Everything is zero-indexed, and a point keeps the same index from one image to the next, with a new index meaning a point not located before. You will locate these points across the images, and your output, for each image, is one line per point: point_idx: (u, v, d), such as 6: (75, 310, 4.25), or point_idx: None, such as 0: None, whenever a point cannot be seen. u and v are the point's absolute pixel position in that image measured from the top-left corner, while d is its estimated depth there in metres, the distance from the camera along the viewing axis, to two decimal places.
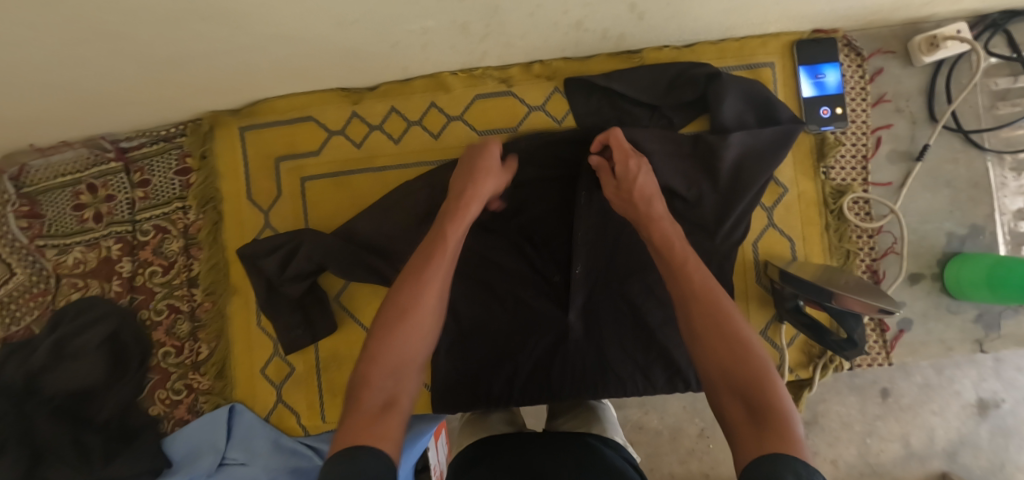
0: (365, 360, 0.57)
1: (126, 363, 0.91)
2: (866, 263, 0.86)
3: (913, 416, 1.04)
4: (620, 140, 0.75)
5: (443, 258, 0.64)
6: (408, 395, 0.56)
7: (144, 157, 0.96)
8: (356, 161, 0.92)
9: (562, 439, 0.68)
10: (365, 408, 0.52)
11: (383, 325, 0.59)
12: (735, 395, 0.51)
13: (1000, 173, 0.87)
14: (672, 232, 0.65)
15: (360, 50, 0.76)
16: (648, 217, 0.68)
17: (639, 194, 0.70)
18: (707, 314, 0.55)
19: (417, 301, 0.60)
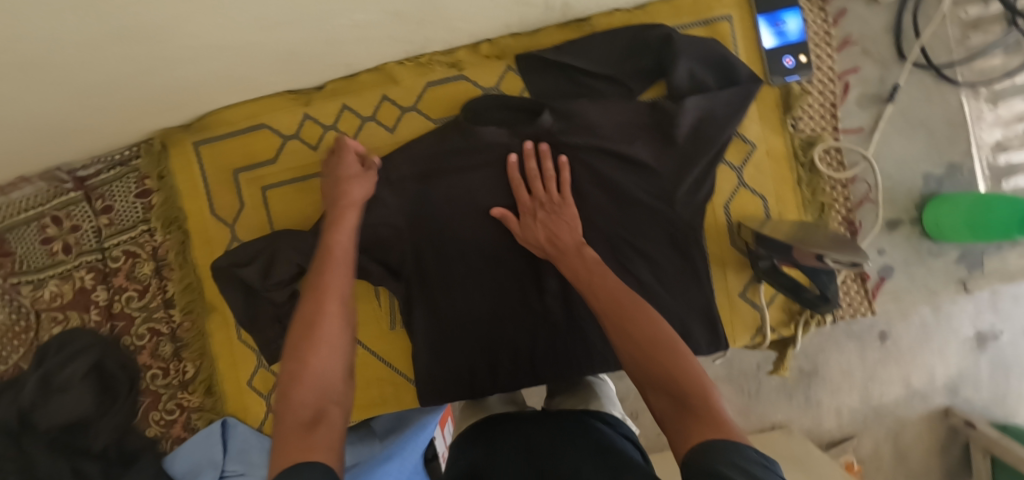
0: (281, 386, 0.53)
1: (114, 390, 0.91)
2: (841, 214, 0.84)
3: (912, 356, 1.14)
4: (522, 192, 0.80)
5: (333, 275, 0.63)
6: (335, 405, 0.53)
7: (102, 184, 0.94)
8: (315, 165, 0.90)
9: (563, 417, 0.67)
10: (291, 426, 0.49)
11: (292, 337, 0.57)
12: (658, 388, 0.51)
13: (974, 106, 0.85)
14: (585, 268, 0.69)
15: (296, 51, 0.73)
16: (563, 251, 0.73)
17: (546, 239, 0.76)
18: (619, 323, 0.57)
19: (325, 311, 0.58)
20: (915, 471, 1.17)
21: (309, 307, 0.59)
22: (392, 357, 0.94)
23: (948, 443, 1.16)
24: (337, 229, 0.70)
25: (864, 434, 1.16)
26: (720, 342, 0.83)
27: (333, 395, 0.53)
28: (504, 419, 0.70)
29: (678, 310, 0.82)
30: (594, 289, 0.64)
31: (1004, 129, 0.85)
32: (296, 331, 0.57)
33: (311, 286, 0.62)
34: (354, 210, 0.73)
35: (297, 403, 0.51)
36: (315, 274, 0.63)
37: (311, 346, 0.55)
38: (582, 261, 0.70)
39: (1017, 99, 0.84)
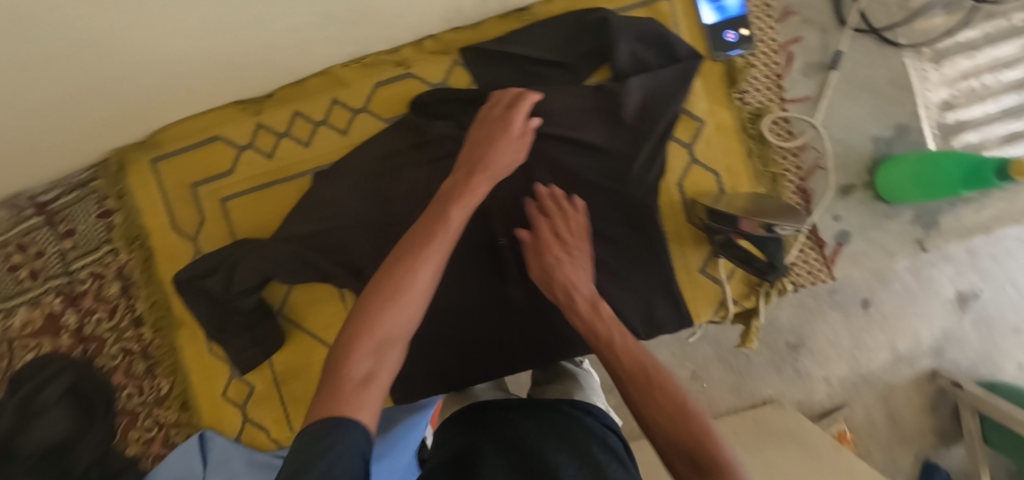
0: (347, 332, 0.51)
1: (92, 413, 0.92)
2: (795, 183, 0.85)
3: (897, 322, 1.21)
4: (539, 228, 0.75)
5: (441, 238, 0.58)
6: (392, 367, 0.51)
7: (64, 207, 0.94)
8: (271, 173, 0.90)
9: (552, 409, 0.67)
10: (346, 378, 0.47)
11: (371, 289, 0.54)
12: (685, 460, 0.50)
13: (918, 67, 0.86)
14: (600, 321, 0.65)
15: (236, 59, 0.73)
16: (570, 308, 0.68)
17: (560, 284, 0.70)
18: (643, 388, 0.55)
19: (418, 275, 0.54)
20: (907, 435, 1.20)
21: (406, 262, 0.55)
22: None
23: (936, 405, 1.20)
24: (476, 186, 0.65)
25: (855, 402, 1.21)
26: (683, 319, 0.83)
27: (394, 356, 0.52)
28: (493, 404, 0.70)
29: (637, 288, 0.83)
30: (613, 350, 0.61)
31: (950, 87, 0.86)
32: (380, 281, 0.54)
33: (414, 243, 0.57)
34: (487, 176, 0.67)
35: (355, 359, 0.49)
36: (420, 232, 0.59)
37: (388, 301, 0.52)
38: (595, 315, 0.65)
39: (959, 56, 0.85)
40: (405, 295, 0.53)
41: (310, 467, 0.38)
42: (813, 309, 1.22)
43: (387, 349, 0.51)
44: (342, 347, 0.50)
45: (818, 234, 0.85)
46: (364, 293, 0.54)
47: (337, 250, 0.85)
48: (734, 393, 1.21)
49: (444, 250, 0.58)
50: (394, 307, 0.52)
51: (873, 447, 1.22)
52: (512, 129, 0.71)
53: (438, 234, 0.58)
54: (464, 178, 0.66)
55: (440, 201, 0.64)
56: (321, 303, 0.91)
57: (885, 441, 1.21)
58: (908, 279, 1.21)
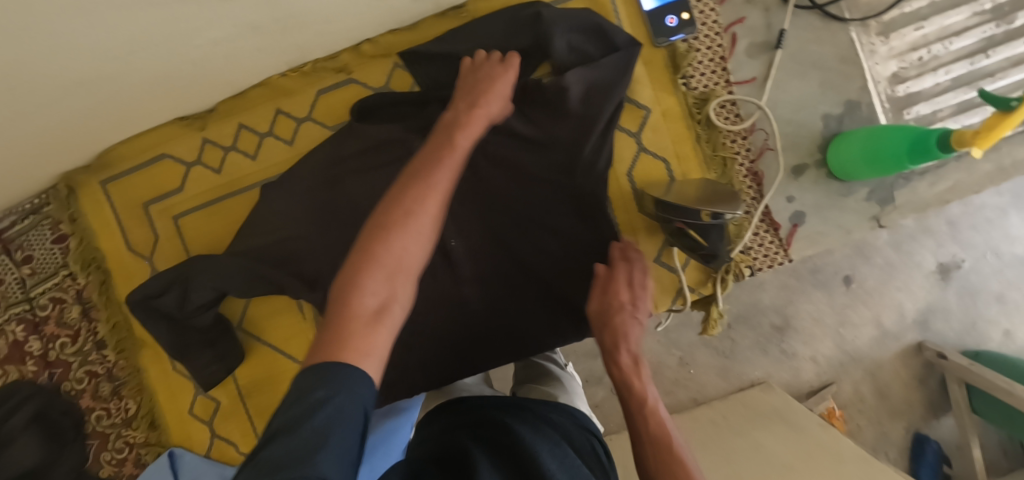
0: (354, 261, 0.49)
1: (62, 436, 0.93)
2: (745, 166, 0.84)
3: (880, 296, 1.22)
4: (616, 269, 0.75)
5: (447, 164, 0.57)
6: (402, 301, 0.49)
7: (19, 234, 0.93)
8: (221, 187, 0.90)
9: (545, 414, 0.65)
10: (355, 311, 0.45)
11: (377, 219, 0.52)
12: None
13: (866, 41, 0.84)
14: (637, 377, 0.65)
15: (165, 76, 0.72)
16: (614, 347, 0.69)
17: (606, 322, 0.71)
18: (659, 447, 0.56)
19: (425, 204, 0.53)
20: (895, 406, 1.24)
21: (412, 188, 0.54)
22: None
23: (924, 376, 1.23)
24: (471, 123, 0.63)
25: (843, 379, 1.24)
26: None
27: (405, 286, 0.50)
28: (482, 401, 0.70)
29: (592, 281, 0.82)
30: (642, 408, 0.62)
31: (900, 60, 0.85)
32: (385, 212, 0.52)
33: (419, 168, 0.56)
34: (483, 115, 0.65)
35: (365, 291, 0.47)
36: (424, 162, 0.57)
37: (397, 231, 0.50)
38: (632, 368, 0.66)
39: (907, 28, 0.84)
40: (413, 219, 0.52)
41: (320, 413, 0.36)
42: (794, 288, 1.22)
43: (398, 276, 0.49)
44: (350, 272, 0.48)
45: (772, 216, 0.85)
46: (368, 225, 0.52)
47: (289, 261, 0.84)
48: (721, 377, 1.24)
49: (449, 176, 0.57)
50: (402, 232, 0.51)
51: (863, 422, 1.24)
52: (509, 75, 0.72)
53: (443, 160, 0.58)
54: (465, 109, 0.65)
55: (440, 134, 0.62)
56: (279, 315, 0.92)
57: (874, 414, 1.24)
58: (889, 253, 1.22)
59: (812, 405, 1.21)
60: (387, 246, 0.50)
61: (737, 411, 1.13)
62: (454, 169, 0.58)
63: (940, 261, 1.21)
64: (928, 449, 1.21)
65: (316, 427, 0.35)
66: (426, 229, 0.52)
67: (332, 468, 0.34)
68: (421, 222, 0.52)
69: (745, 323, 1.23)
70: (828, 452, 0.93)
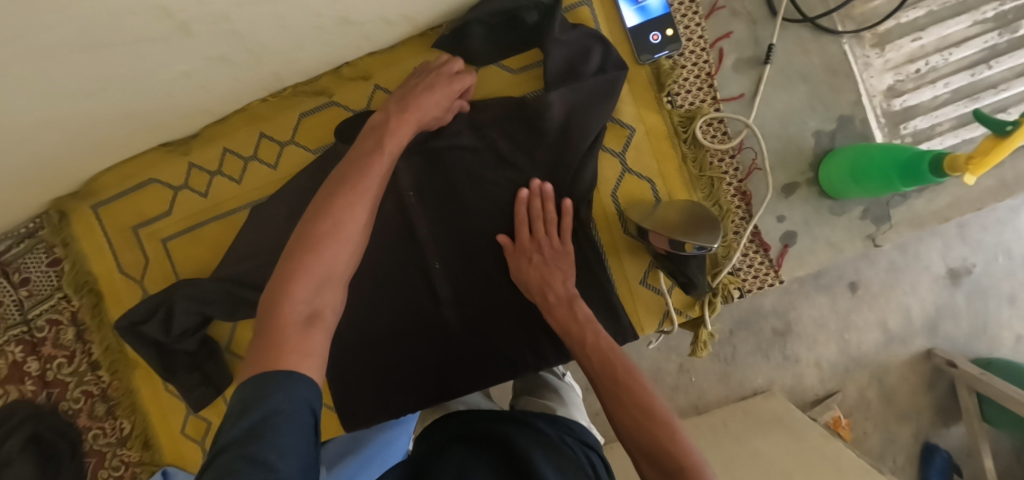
0: (282, 271, 0.52)
1: (57, 458, 0.94)
2: (734, 186, 0.81)
3: (886, 300, 1.18)
4: (523, 232, 0.77)
5: (374, 170, 0.61)
6: (334, 307, 0.53)
7: (15, 258, 0.95)
8: (206, 211, 0.90)
9: (535, 423, 0.69)
10: (287, 320, 0.49)
11: (303, 230, 0.55)
12: (649, 460, 0.55)
13: (860, 53, 0.81)
14: (575, 323, 0.70)
15: (142, 109, 0.73)
16: (556, 299, 0.74)
17: (537, 284, 0.75)
18: (614, 393, 0.60)
19: (352, 212, 0.57)
20: (903, 412, 1.20)
21: (339, 197, 0.57)
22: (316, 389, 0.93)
23: (933, 382, 1.20)
24: (399, 127, 0.66)
25: (848, 385, 1.21)
26: (627, 333, 0.81)
27: (334, 292, 0.54)
28: (482, 414, 0.72)
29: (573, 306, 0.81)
30: (586, 350, 0.67)
31: (896, 72, 0.81)
32: (312, 221, 0.55)
33: (346, 177, 0.59)
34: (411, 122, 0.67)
35: (298, 298, 0.50)
36: (351, 170, 0.60)
37: (327, 241, 0.54)
38: (571, 316, 0.71)
39: (903, 39, 0.81)
40: (341, 231, 0.55)
41: (270, 422, 0.39)
42: (796, 293, 1.19)
43: (328, 283, 0.53)
44: (284, 279, 0.51)
45: (761, 236, 0.82)
46: (295, 235, 0.55)
47: None
48: (722, 384, 1.21)
49: (377, 182, 0.61)
50: (330, 242, 0.54)
51: (870, 428, 1.21)
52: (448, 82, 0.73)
53: (371, 167, 0.61)
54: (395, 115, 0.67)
55: (368, 137, 0.65)
56: None
57: (880, 419, 1.21)
58: (894, 256, 1.18)
59: (816, 413, 1.18)
60: (318, 259, 0.53)
61: (739, 419, 1.11)
62: (383, 171, 0.62)
63: (949, 264, 1.17)
64: (937, 456, 1.18)
65: (269, 437, 0.38)
66: (354, 236, 0.56)
67: (287, 468, 0.37)
68: (349, 230, 0.56)
69: (746, 328, 1.20)
70: (828, 463, 0.91)
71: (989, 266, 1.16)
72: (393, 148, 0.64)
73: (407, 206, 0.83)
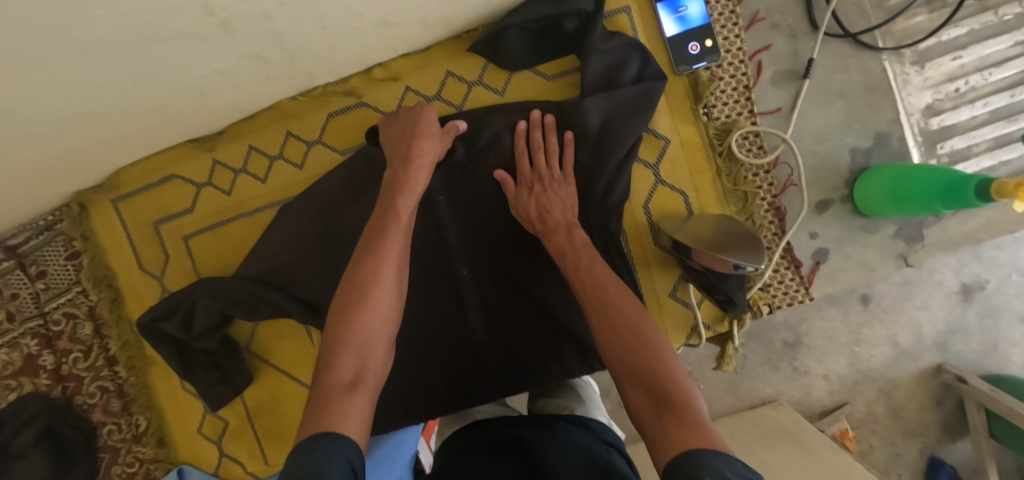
0: (328, 340, 0.57)
1: (70, 452, 0.93)
2: (768, 201, 0.80)
3: (898, 315, 1.18)
4: (523, 163, 0.77)
5: (391, 230, 0.66)
6: (375, 369, 0.58)
7: (34, 250, 0.94)
8: (229, 209, 0.89)
9: (555, 425, 0.68)
10: (332, 385, 0.53)
11: (341, 296, 0.60)
12: (634, 382, 0.55)
13: (899, 71, 0.80)
14: (571, 247, 0.70)
15: (170, 105, 0.72)
16: (552, 226, 0.73)
17: (535, 212, 0.75)
18: (604, 316, 0.61)
19: (381, 276, 0.62)
20: (910, 427, 1.20)
21: (363, 264, 0.62)
22: None
23: (942, 398, 1.19)
24: (413, 179, 0.71)
25: (856, 398, 1.20)
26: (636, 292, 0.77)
27: (374, 355, 0.58)
28: (501, 420, 0.72)
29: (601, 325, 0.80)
30: (580, 274, 0.67)
31: (935, 90, 0.80)
32: (348, 286, 0.61)
33: (371, 240, 0.65)
34: (421, 169, 0.72)
35: (341, 365, 0.55)
36: (376, 236, 0.65)
37: (360, 307, 0.59)
38: (568, 242, 0.70)
39: (944, 57, 0.79)
40: (371, 293, 0.60)
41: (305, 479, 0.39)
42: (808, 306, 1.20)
43: (366, 348, 0.58)
44: (330, 349, 0.56)
45: (794, 253, 0.81)
46: (335, 302, 0.60)
47: (292, 284, 0.84)
48: (730, 393, 1.22)
49: (400, 241, 0.66)
50: (359, 309, 0.59)
51: (876, 442, 1.21)
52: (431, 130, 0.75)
53: (391, 230, 0.66)
54: (404, 169, 0.72)
55: (385, 195, 0.70)
56: (285, 339, 0.91)
57: (887, 434, 1.21)
58: (908, 271, 1.18)
59: (824, 425, 1.18)
60: (354, 327, 0.58)
61: (746, 430, 1.11)
62: (403, 232, 0.67)
63: (962, 281, 1.17)
64: (943, 472, 1.18)
65: None
66: (386, 300, 0.61)
67: None
68: (379, 294, 0.61)
69: (757, 339, 1.20)
70: (834, 473, 0.91)
71: (1004, 285, 1.16)
72: (409, 208, 0.69)
73: (437, 211, 0.82)
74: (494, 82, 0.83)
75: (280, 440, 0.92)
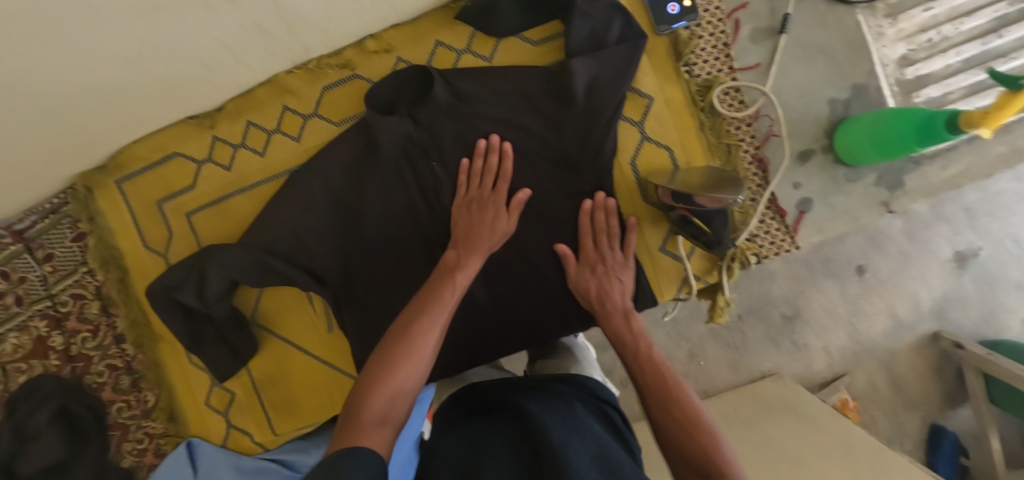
0: (367, 379, 0.59)
1: (84, 430, 0.95)
2: (750, 153, 0.83)
3: (895, 286, 1.19)
4: (587, 241, 0.80)
5: (446, 302, 0.68)
6: (404, 408, 0.58)
7: (40, 234, 0.96)
8: (230, 184, 0.91)
9: (548, 385, 0.71)
10: (363, 421, 0.54)
11: (391, 337, 0.63)
12: (692, 471, 0.55)
13: (873, 24, 0.83)
14: (631, 333, 0.70)
15: (174, 79, 0.75)
16: (609, 310, 0.74)
17: (595, 294, 0.76)
18: (653, 382, 0.63)
19: (428, 333, 0.64)
20: (911, 397, 1.22)
21: (415, 322, 0.64)
22: (333, 358, 0.94)
23: (941, 367, 1.21)
24: (466, 263, 0.74)
25: (856, 370, 1.22)
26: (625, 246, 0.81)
27: (406, 403, 0.59)
28: (500, 382, 0.76)
29: None
30: (629, 346, 0.69)
31: (908, 41, 0.83)
32: (397, 334, 0.63)
33: (425, 304, 0.67)
34: (479, 254, 0.76)
35: (373, 404, 0.56)
36: (427, 298, 0.68)
37: (400, 357, 0.60)
38: (627, 326, 0.71)
39: (916, 9, 0.82)
40: (415, 346, 0.62)
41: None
42: (805, 279, 1.20)
43: (400, 397, 0.58)
44: (364, 388, 0.58)
45: (778, 202, 0.84)
46: (382, 345, 0.63)
47: (297, 253, 0.86)
48: (731, 370, 1.22)
49: (448, 311, 0.68)
50: (405, 361, 0.61)
51: (878, 414, 1.23)
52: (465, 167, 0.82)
53: (445, 299, 0.68)
54: (463, 255, 0.75)
55: (441, 269, 0.74)
56: (290, 309, 0.94)
57: (888, 405, 1.22)
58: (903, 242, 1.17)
59: (824, 396, 1.19)
60: (392, 372, 0.59)
61: (747, 404, 1.12)
62: (452, 304, 0.69)
63: (956, 249, 1.18)
64: (945, 440, 1.19)
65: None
66: (424, 356, 0.62)
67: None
68: (421, 352, 0.62)
69: (755, 313, 1.21)
70: (837, 443, 0.92)
71: (997, 252, 1.18)
72: (461, 287, 0.71)
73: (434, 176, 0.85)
74: (483, 49, 0.86)
75: (288, 410, 0.95)
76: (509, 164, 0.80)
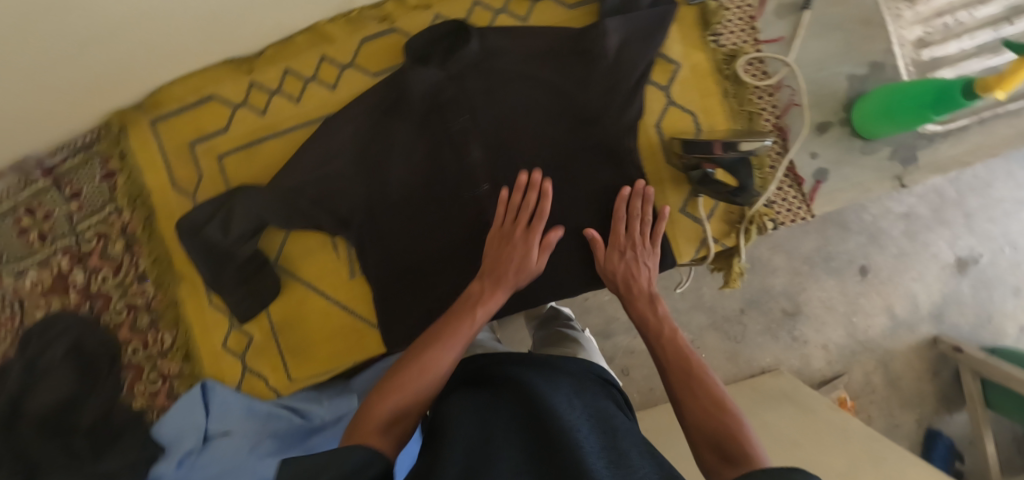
0: (381, 388, 0.60)
1: (96, 368, 0.93)
2: (771, 122, 0.87)
3: (894, 287, 1.21)
4: (618, 226, 0.81)
5: (465, 328, 0.69)
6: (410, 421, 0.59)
7: (69, 170, 0.98)
8: (262, 128, 0.93)
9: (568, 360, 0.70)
10: (369, 425, 0.55)
11: (407, 355, 0.65)
12: (712, 452, 0.54)
13: (892, 6, 0.87)
14: (656, 318, 0.71)
15: (222, 13, 0.78)
16: (632, 296, 0.76)
17: (622, 277, 0.78)
18: (678, 366, 0.63)
19: (441, 353, 0.64)
20: (907, 397, 1.23)
21: (431, 345, 0.65)
22: (353, 304, 0.95)
23: (938, 368, 1.23)
24: (489, 295, 0.74)
25: (854, 369, 1.23)
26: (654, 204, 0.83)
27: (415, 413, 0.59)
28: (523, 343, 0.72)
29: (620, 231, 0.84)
30: (652, 332, 0.70)
31: (924, 25, 0.87)
32: (413, 353, 0.65)
33: (443, 327, 0.68)
34: (506, 287, 0.76)
35: (380, 410, 0.57)
36: (447, 323, 0.69)
37: (410, 371, 0.62)
38: (651, 309, 0.73)
39: None
40: (428, 365, 0.63)
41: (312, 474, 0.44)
42: (806, 275, 1.20)
43: (410, 405, 0.59)
44: (376, 395, 0.59)
45: (795, 170, 0.87)
46: (399, 360, 0.65)
47: (325, 198, 0.88)
48: (730, 363, 1.21)
49: (467, 334, 0.68)
50: (415, 371, 0.62)
51: (874, 412, 1.23)
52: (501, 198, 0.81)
53: (463, 324, 0.69)
54: (488, 288, 0.75)
55: (463, 300, 0.74)
56: (313, 255, 0.95)
57: (885, 403, 1.23)
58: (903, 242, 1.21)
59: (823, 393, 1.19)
60: (403, 384, 0.60)
61: (746, 395, 1.11)
62: (471, 328, 0.69)
63: (957, 255, 1.21)
64: (939, 442, 1.20)
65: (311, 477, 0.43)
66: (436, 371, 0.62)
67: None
68: (434, 369, 0.63)
69: (757, 306, 1.20)
70: (835, 431, 0.93)
71: (995, 257, 1.21)
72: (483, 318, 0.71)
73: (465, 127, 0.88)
74: (519, 9, 0.90)
75: (304, 356, 0.96)
76: (545, 203, 0.79)
